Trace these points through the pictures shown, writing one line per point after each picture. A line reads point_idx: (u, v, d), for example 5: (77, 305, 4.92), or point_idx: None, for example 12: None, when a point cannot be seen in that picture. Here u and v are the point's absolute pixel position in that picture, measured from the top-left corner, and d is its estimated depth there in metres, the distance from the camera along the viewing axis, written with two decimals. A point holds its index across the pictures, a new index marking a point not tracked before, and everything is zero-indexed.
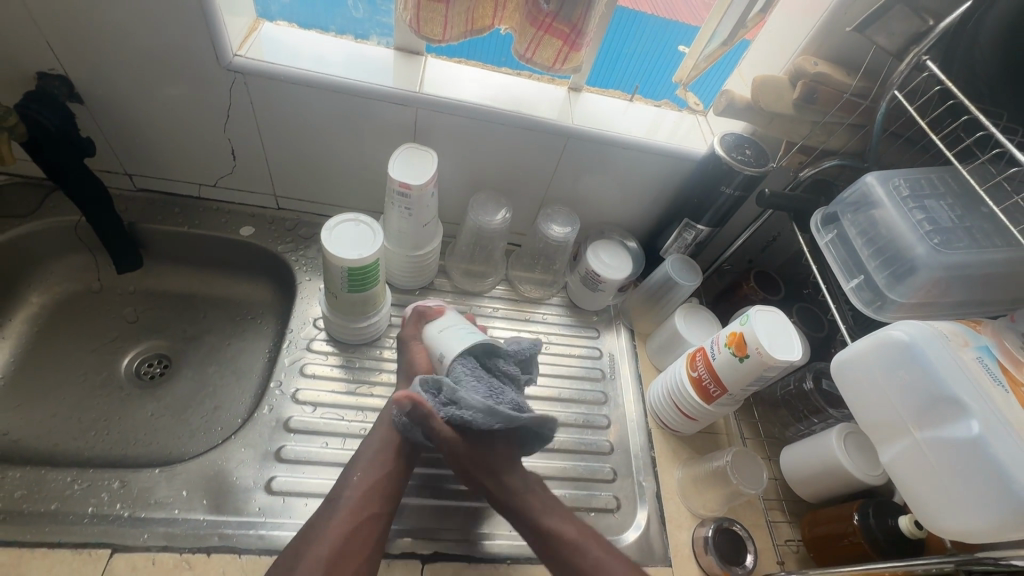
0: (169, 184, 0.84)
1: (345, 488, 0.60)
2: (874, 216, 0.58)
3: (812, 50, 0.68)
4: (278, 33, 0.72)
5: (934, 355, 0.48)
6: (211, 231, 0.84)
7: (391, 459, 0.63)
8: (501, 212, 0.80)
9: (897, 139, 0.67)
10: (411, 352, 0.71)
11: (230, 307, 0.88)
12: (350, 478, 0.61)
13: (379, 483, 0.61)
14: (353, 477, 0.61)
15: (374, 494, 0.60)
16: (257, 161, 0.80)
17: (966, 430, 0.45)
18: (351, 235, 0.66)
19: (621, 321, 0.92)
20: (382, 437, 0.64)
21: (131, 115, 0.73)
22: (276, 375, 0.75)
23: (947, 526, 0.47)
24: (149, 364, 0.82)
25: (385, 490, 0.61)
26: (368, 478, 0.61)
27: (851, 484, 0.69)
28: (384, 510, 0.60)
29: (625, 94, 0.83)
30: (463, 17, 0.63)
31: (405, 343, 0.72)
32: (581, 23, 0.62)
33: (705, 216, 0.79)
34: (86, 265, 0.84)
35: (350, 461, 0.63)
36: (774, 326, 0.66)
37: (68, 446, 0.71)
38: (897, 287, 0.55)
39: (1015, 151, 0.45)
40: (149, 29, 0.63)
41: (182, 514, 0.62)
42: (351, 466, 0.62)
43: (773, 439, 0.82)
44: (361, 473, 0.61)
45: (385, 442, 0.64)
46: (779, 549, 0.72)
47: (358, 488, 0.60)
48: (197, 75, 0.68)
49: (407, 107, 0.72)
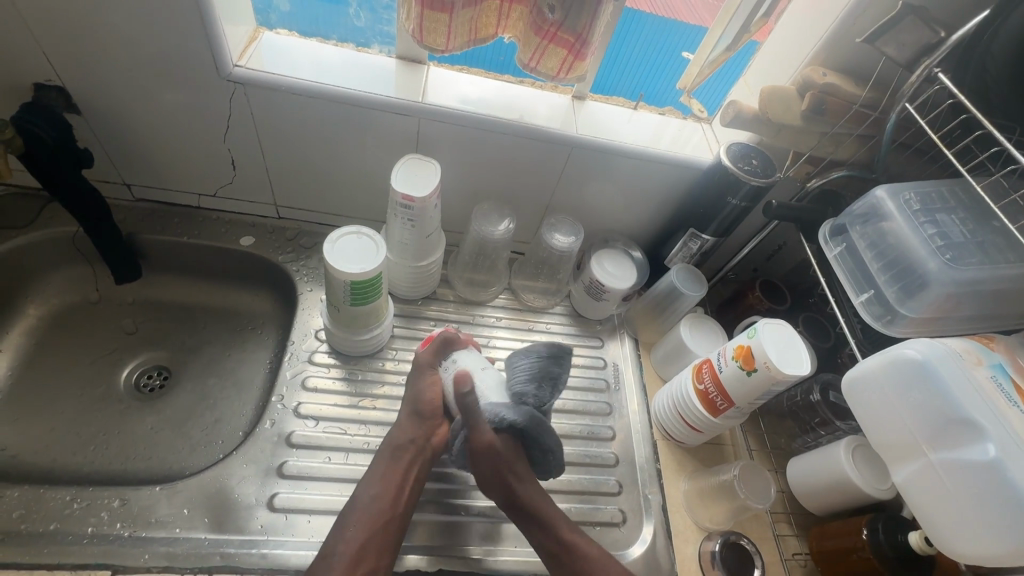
0: (168, 194, 0.83)
1: (338, 542, 0.58)
2: (884, 229, 0.57)
3: (820, 60, 0.68)
4: (278, 41, 0.71)
5: (950, 375, 0.47)
6: (211, 241, 0.83)
7: (387, 509, 0.61)
8: (504, 222, 0.79)
9: (906, 150, 0.67)
10: (424, 381, 0.68)
11: (231, 318, 0.88)
12: (343, 532, 0.59)
13: (374, 535, 0.59)
14: (347, 531, 0.59)
15: (371, 546, 0.58)
16: (258, 171, 0.79)
17: (982, 453, 0.45)
18: (355, 249, 0.65)
19: (626, 330, 0.91)
20: (380, 486, 0.62)
21: (129, 125, 0.72)
22: (278, 389, 0.74)
23: (959, 549, 0.47)
24: (149, 377, 0.81)
25: (381, 544, 0.59)
26: (360, 530, 0.59)
27: (860, 498, 0.68)
28: (380, 562, 0.58)
29: (629, 101, 0.82)
30: (466, 27, 0.62)
31: (420, 368, 0.69)
32: (586, 32, 0.61)
33: (711, 226, 0.78)
34: (83, 275, 0.82)
35: (345, 510, 0.61)
36: (782, 340, 0.65)
37: (66, 462, 0.70)
38: (908, 302, 0.54)
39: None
40: (148, 39, 0.62)
41: (183, 533, 0.61)
42: (346, 516, 0.60)
43: (780, 449, 0.81)
44: (356, 524, 0.59)
45: (381, 489, 0.62)
46: (787, 564, 0.71)
47: (351, 544, 0.58)
48: (197, 86, 0.67)
49: (411, 118, 0.71)
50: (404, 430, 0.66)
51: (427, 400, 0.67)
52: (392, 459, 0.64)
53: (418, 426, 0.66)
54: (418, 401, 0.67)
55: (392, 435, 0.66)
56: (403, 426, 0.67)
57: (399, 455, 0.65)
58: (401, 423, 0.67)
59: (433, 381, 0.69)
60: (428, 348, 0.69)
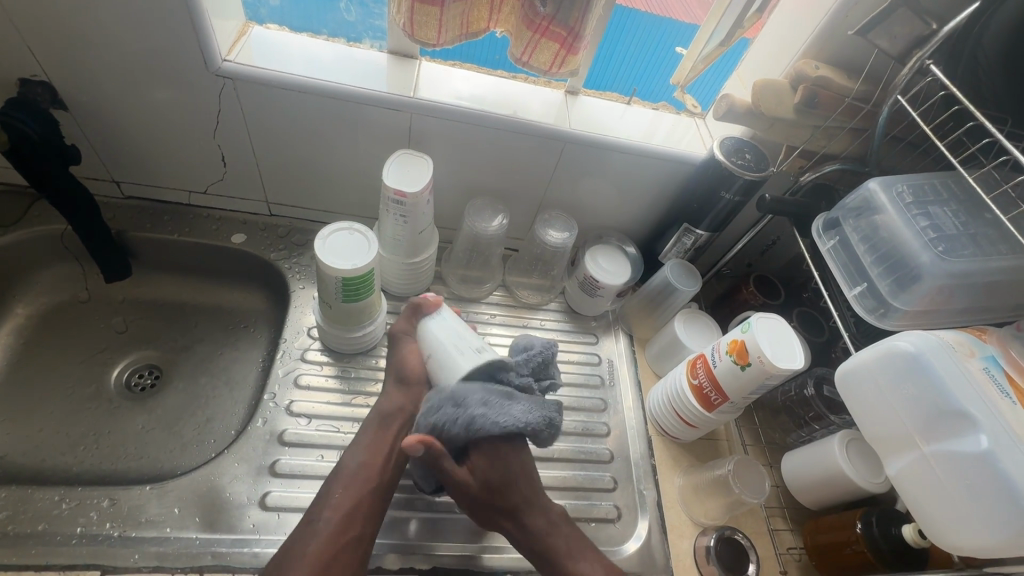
0: (158, 191, 0.82)
1: (321, 509, 0.58)
2: (877, 222, 0.57)
3: (813, 54, 0.68)
4: (268, 36, 0.71)
5: (942, 366, 0.47)
6: (202, 238, 0.83)
7: (377, 474, 0.61)
8: (498, 218, 0.79)
9: (899, 143, 0.67)
10: (403, 351, 0.67)
11: (222, 316, 0.87)
12: (329, 498, 0.59)
13: (360, 500, 0.59)
14: (333, 496, 0.59)
15: (357, 512, 0.58)
16: (249, 168, 0.79)
17: (974, 444, 0.45)
18: (346, 244, 0.65)
19: (620, 326, 0.91)
20: (368, 452, 0.62)
21: (116, 121, 0.71)
22: (270, 387, 0.73)
23: (954, 542, 0.47)
24: (140, 376, 0.80)
25: (367, 511, 0.59)
26: (348, 497, 0.59)
27: (854, 492, 0.68)
28: (365, 530, 0.58)
29: (623, 97, 0.82)
30: (457, 20, 0.62)
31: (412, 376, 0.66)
32: (578, 26, 0.61)
33: (704, 220, 0.78)
34: (73, 274, 0.82)
35: (332, 476, 0.61)
36: (775, 333, 0.65)
37: (56, 462, 0.70)
38: (901, 295, 0.54)
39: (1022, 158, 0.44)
40: (136, 33, 0.61)
41: (174, 533, 0.60)
42: (332, 483, 0.60)
43: (774, 445, 0.81)
44: (342, 490, 0.59)
45: (370, 455, 0.62)
46: (782, 558, 0.71)
47: (337, 509, 0.58)
48: (187, 81, 0.66)
49: (402, 113, 0.70)
50: (392, 398, 0.66)
51: (411, 367, 0.67)
52: (382, 427, 0.65)
53: (405, 390, 0.66)
54: (402, 369, 0.67)
55: (379, 406, 0.66)
56: (390, 395, 0.66)
57: (387, 423, 0.65)
58: (389, 392, 0.67)
59: (412, 350, 0.68)
60: (401, 320, 0.69)
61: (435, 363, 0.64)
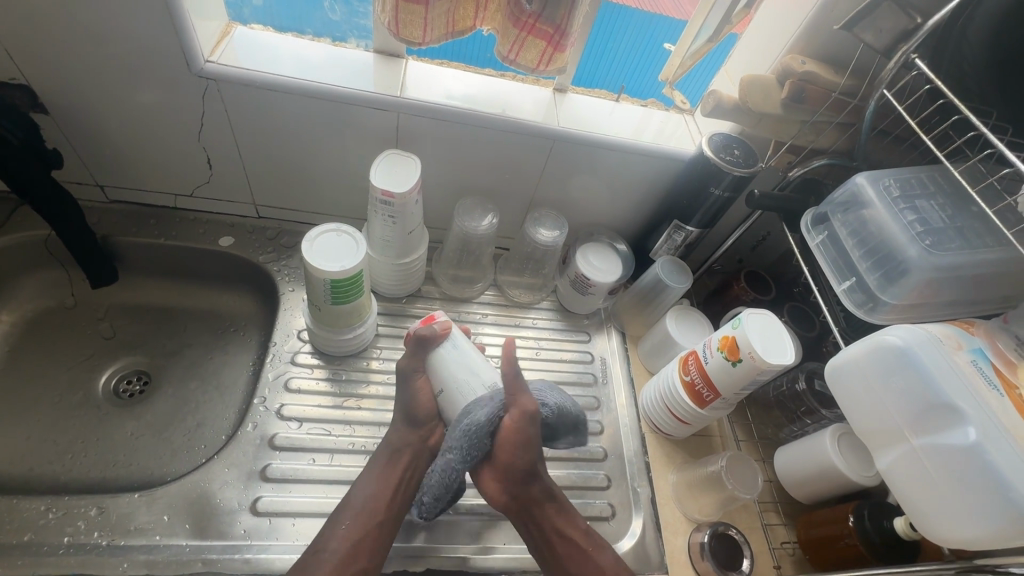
0: (143, 195, 0.81)
1: (326, 539, 0.57)
2: (865, 217, 0.57)
3: (799, 49, 0.68)
4: (252, 36, 0.70)
5: (930, 359, 0.48)
6: (189, 242, 0.82)
7: (383, 507, 0.61)
8: (488, 217, 0.78)
9: (886, 137, 0.67)
10: (414, 388, 0.65)
11: (211, 320, 0.86)
12: (336, 529, 0.58)
13: (368, 534, 0.58)
14: (340, 527, 0.58)
15: (363, 546, 0.58)
16: (235, 169, 0.78)
17: (963, 437, 0.45)
18: (334, 246, 0.64)
19: (613, 324, 0.91)
20: (376, 485, 0.62)
21: (98, 125, 0.70)
22: (260, 392, 0.73)
23: (943, 534, 0.47)
24: (128, 382, 0.80)
25: (374, 544, 0.58)
26: (355, 529, 0.58)
27: (846, 485, 0.69)
28: (370, 562, 0.58)
29: (611, 94, 0.81)
30: (443, 19, 0.61)
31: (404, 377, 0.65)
32: (565, 23, 0.61)
33: (694, 217, 0.78)
34: (58, 280, 0.81)
35: (340, 506, 0.61)
36: (767, 330, 0.65)
37: (43, 471, 0.69)
38: (890, 289, 0.54)
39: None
40: (114, 35, 0.60)
41: (164, 540, 0.60)
42: (340, 511, 0.60)
43: (768, 440, 0.82)
44: (349, 521, 0.59)
45: (378, 488, 0.62)
46: (776, 553, 0.72)
47: (344, 541, 0.57)
48: (169, 83, 0.65)
49: (389, 113, 0.70)
50: (403, 434, 0.66)
51: (421, 405, 0.65)
52: (391, 460, 0.64)
53: (416, 429, 0.66)
54: (411, 408, 0.65)
55: (390, 438, 0.66)
56: (399, 428, 0.66)
57: (397, 457, 0.64)
58: (398, 425, 0.66)
59: (422, 385, 0.66)
60: (406, 354, 0.65)
61: (449, 399, 0.64)
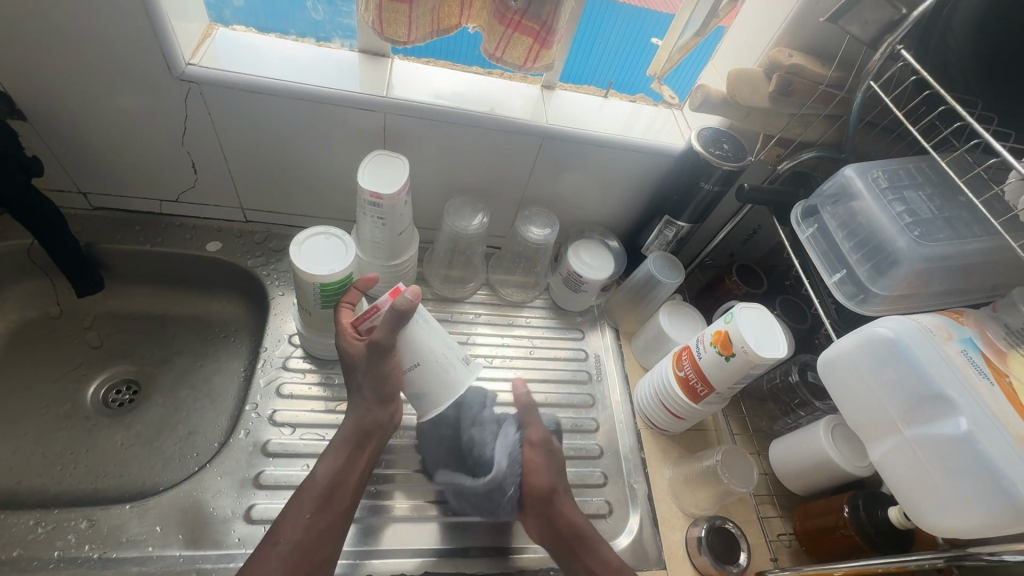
0: (128, 201, 0.80)
1: (284, 528, 0.55)
2: (854, 209, 0.58)
3: (786, 41, 0.68)
4: (234, 37, 0.69)
5: (920, 349, 0.48)
6: (175, 248, 0.81)
7: (349, 493, 0.59)
8: (478, 217, 0.78)
9: (874, 128, 0.67)
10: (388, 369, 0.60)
11: (201, 326, 0.85)
12: (299, 518, 0.56)
13: (332, 523, 0.57)
14: (303, 516, 0.56)
15: (327, 535, 0.56)
16: (221, 174, 0.77)
17: (954, 427, 0.45)
18: (323, 250, 0.64)
19: (606, 321, 0.91)
20: (344, 472, 0.60)
21: (79, 131, 0.69)
22: (252, 398, 0.72)
23: (937, 524, 0.47)
24: (117, 392, 0.78)
25: (335, 533, 0.57)
26: (320, 519, 0.57)
27: (840, 476, 0.69)
28: (333, 551, 0.56)
29: (600, 90, 0.81)
30: (429, 17, 0.61)
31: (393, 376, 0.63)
32: (551, 19, 0.60)
33: (685, 212, 0.78)
34: (43, 290, 0.79)
35: (301, 490, 0.58)
36: (759, 324, 0.65)
37: (32, 483, 0.68)
38: (880, 280, 0.55)
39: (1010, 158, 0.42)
40: (91, 38, 0.59)
41: (157, 551, 0.59)
42: (301, 496, 0.58)
43: (762, 432, 0.82)
44: (313, 510, 0.57)
45: (344, 474, 0.60)
46: (772, 546, 0.72)
47: (308, 531, 0.56)
48: (150, 87, 0.64)
49: (375, 113, 0.69)
50: (372, 414, 0.62)
51: (392, 382, 0.62)
52: (360, 443, 0.62)
53: (385, 407, 0.63)
54: (383, 387, 0.61)
55: (356, 416, 0.62)
56: (366, 406, 0.62)
57: (366, 440, 0.62)
58: (366, 403, 0.62)
59: (392, 364, 0.61)
60: (382, 329, 0.58)
61: (423, 372, 0.62)
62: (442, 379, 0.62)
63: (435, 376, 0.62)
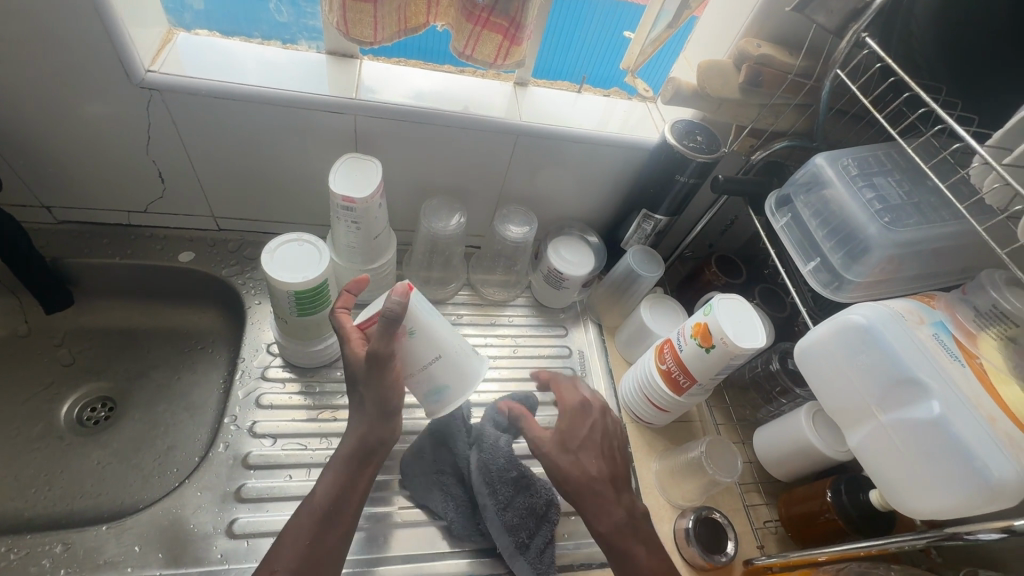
0: (95, 214, 0.78)
1: (280, 557, 0.52)
2: (826, 197, 0.58)
3: (755, 32, 0.68)
4: (196, 42, 0.67)
5: (892, 335, 0.49)
6: (146, 260, 0.79)
7: (348, 517, 0.56)
8: (456, 217, 0.77)
9: (843, 116, 0.68)
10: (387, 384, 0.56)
11: (177, 338, 0.83)
12: (295, 544, 0.53)
13: (331, 549, 0.54)
14: (298, 541, 0.53)
15: (324, 560, 0.53)
16: (189, 182, 0.75)
17: (927, 411, 0.46)
18: (297, 258, 0.63)
19: (589, 316, 0.91)
20: (344, 494, 0.56)
21: (37, 143, 0.67)
22: (230, 410, 0.70)
23: (915, 506, 0.47)
24: (92, 410, 0.76)
25: (332, 558, 0.54)
26: (318, 547, 0.53)
27: (822, 461, 0.70)
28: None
29: (574, 85, 0.81)
30: (395, 16, 0.59)
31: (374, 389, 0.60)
32: (519, 16, 0.60)
33: (662, 205, 0.78)
34: (9, 309, 0.77)
35: (298, 514, 0.55)
36: (738, 315, 0.65)
37: (4, 508, 0.66)
38: (853, 267, 0.55)
39: (975, 143, 0.43)
40: (43, 47, 0.57)
41: (136, 572, 0.58)
42: (299, 522, 0.54)
43: (746, 421, 0.83)
44: (302, 531, 0.54)
45: (342, 497, 0.56)
46: (759, 533, 0.73)
47: (301, 558, 0.52)
48: (108, 95, 0.62)
49: (345, 116, 0.68)
50: (371, 430, 0.58)
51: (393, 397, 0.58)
52: (362, 463, 0.57)
53: (387, 423, 0.58)
54: (385, 402, 0.57)
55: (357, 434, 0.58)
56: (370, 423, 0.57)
57: (366, 458, 0.57)
58: (369, 420, 0.58)
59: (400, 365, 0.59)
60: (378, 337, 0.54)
61: (442, 367, 0.62)
62: (458, 372, 0.63)
63: (451, 370, 0.63)
